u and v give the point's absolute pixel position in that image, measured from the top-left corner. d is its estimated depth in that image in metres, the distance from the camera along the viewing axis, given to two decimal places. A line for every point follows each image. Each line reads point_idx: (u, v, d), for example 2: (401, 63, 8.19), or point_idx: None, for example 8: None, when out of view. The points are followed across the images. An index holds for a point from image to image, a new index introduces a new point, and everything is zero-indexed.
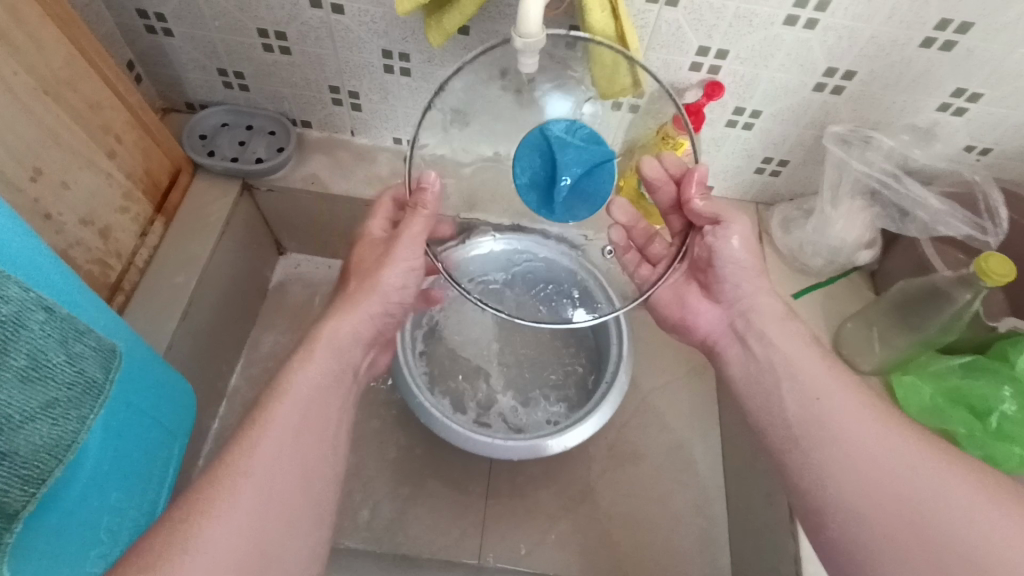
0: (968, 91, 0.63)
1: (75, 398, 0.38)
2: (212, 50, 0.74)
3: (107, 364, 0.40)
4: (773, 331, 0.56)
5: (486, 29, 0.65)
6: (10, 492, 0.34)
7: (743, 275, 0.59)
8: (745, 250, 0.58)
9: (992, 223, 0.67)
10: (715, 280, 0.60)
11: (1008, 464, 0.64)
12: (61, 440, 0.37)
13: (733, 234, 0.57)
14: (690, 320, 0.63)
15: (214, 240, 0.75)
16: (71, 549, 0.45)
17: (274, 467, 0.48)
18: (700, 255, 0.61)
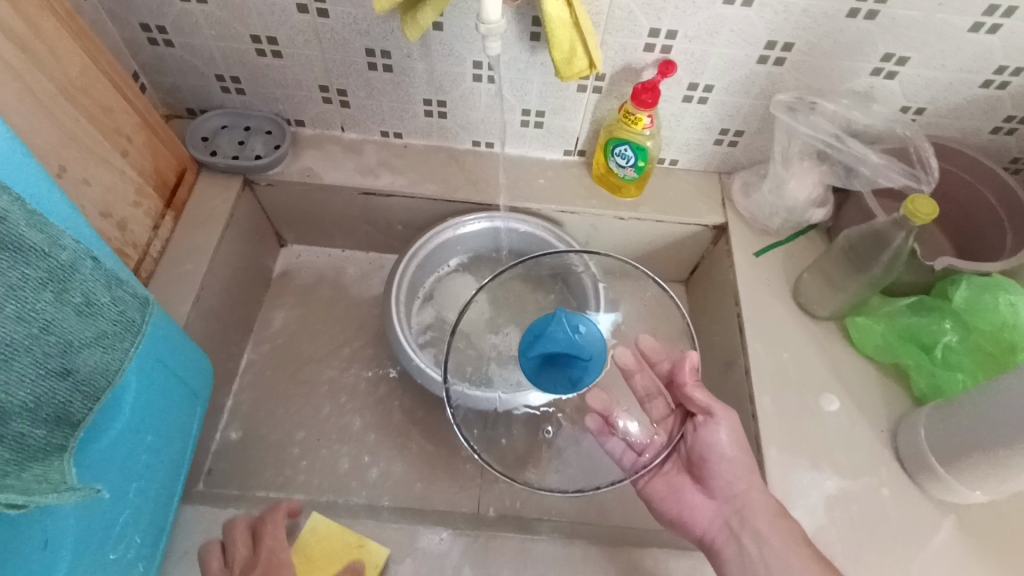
0: (896, 55, 0.70)
1: (120, 333, 0.45)
2: (209, 57, 0.81)
3: (144, 309, 0.47)
4: (765, 529, 0.62)
5: (457, 23, 0.72)
6: (73, 402, 0.41)
7: (731, 469, 0.64)
8: (731, 445, 0.65)
9: (924, 172, 0.74)
10: (705, 469, 0.66)
11: (952, 388, 0.70)
12: (111, 365, 0.44)
13: (721, 428, 0.64)
14: (687, 517, 0.67)
15: (219, 231, 0.82)
16: (116, 476, 0.52)
17: None
18: (693, 448, 0.67)
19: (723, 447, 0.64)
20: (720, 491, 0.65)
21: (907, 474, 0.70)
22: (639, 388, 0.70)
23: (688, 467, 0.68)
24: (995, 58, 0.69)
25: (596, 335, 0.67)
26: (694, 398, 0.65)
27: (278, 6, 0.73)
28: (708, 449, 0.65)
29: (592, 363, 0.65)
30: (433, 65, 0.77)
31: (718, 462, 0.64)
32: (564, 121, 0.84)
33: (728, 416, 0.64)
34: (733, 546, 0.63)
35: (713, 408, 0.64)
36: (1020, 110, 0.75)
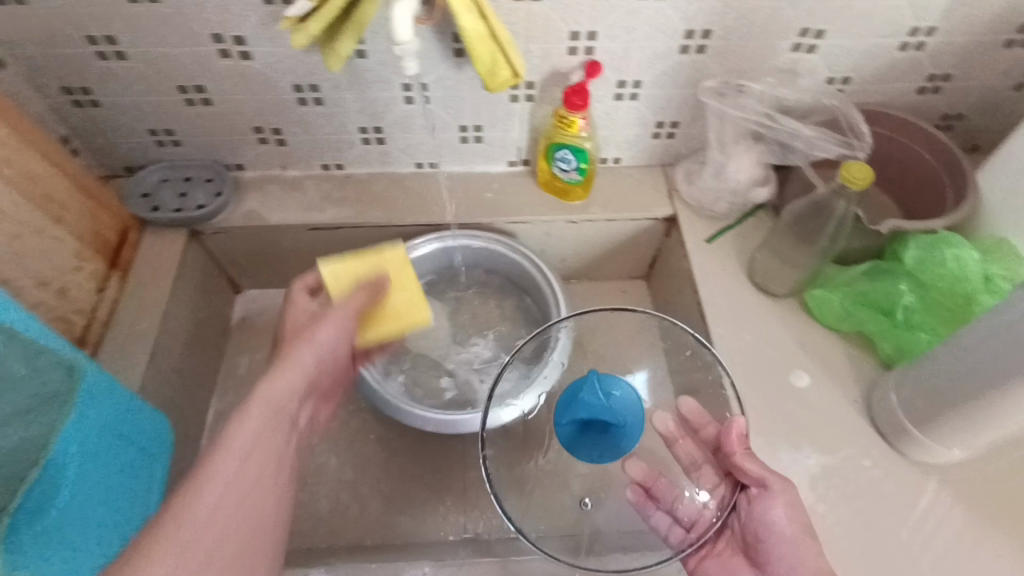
0: (812, 29, 0.71)
1: (45, 400, 0.51)
2: (139, 113, 0.80)
3: (70, 374, 0.54)
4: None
5: (379, 50, 0.72)
6: (14, 468, 0.48)
7: (792, 553, 0.54)
8: (792, 524, 0.55)
9: (858, 140, 0.75)
10: (762, 552, 0.56)
11: (917, 349, 0.71)
12: (36, 440, 0.50)
13: (778, 502, 0.55)
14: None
15: (170, 285, 0.81)
16: (62, 557, 0.53)
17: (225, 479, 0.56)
18: (748, 528, 0.57)
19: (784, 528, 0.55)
20: None
21: (885, 440, 0.70)
22: (687, 453, 0.66)
23: (744, 547, 0.59)
24: (905, 20, 0.71)
25: (629, 401, 0.70)
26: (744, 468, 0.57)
27: (200, 54, 0.73)
28: (762, 528, 0.55)
29: (628, 428, 0.68)
30: (363, 93, 0.78)
31: (777, 548, 0.55)
32: (502, 133, 0.84)
33: (785, 489, 0.55)
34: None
35: (767, 478, 0.56)
36: (939, 67, 0.76)
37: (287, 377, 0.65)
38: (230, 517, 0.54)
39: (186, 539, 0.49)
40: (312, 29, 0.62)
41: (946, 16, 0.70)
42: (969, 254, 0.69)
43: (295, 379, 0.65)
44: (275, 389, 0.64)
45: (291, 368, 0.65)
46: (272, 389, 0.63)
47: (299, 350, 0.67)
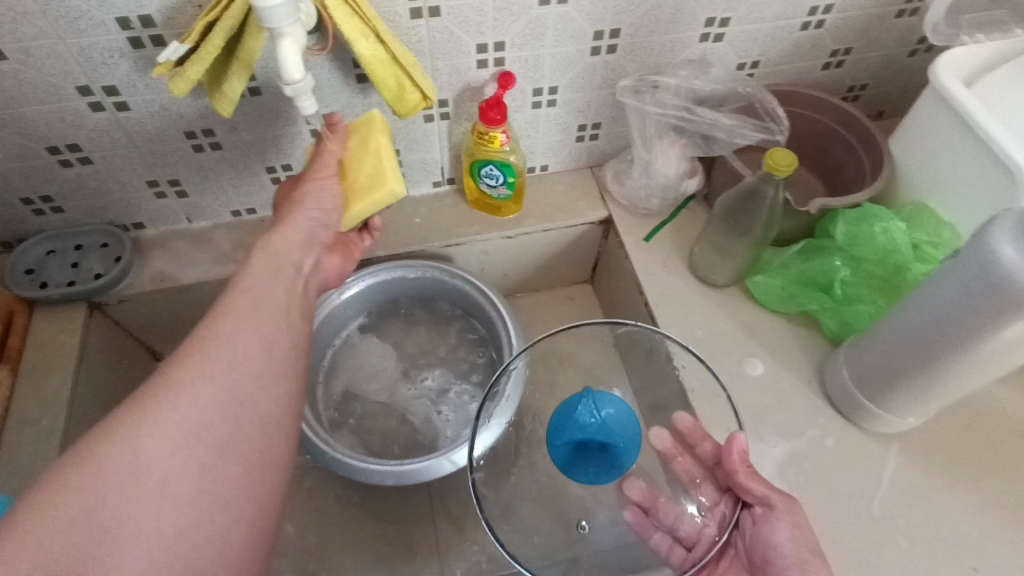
0: (717, 18, 0.71)
1: None
2: (7, 182, 0.71)
3: None
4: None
5: (274, 85, 0.66)
6: None
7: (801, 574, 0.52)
8: (799, 545, 0.53)
9: (776, 124, 0.76)
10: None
11: (859, 321, 0.72)
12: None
13: (784, 522, 0.53)
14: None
15: (73, 370, 0.72)
16: None
17: (207, 399, 0.44)
18: (753, 551, 0.55)
19: (787, 547, 0.53)
20: None
21: (843, 416, 0.71)
22: (685, 471, 0.63)
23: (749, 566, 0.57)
24: (804, 1, 0.72)
25: (623, 412, 0.65)
26: (746, 487, 0.55)
27: (67, 111, 0.65)
28: (768, 550, 0.54)
29: (626, 442, 0.63)
30: (264, 132, 0.72)
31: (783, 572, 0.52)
32: (422, 155, 0.80)
33: (790, 508, 0.54)
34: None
35: (773, 497, 0.54)
36: (840, 43, 0.78)
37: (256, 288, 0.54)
38: (205, 451, 0.43)
39: (119, 471, 0.39)
40: (192, 73, 0.56)
41: None
42: (896, 225, 0.70)
43: (267, 296, 0.54)
44: (275, 321, 0.52)
45: (263, 285, 0.55)
46: (240, 303, 0.52)
47: (265, 267, 0.57)
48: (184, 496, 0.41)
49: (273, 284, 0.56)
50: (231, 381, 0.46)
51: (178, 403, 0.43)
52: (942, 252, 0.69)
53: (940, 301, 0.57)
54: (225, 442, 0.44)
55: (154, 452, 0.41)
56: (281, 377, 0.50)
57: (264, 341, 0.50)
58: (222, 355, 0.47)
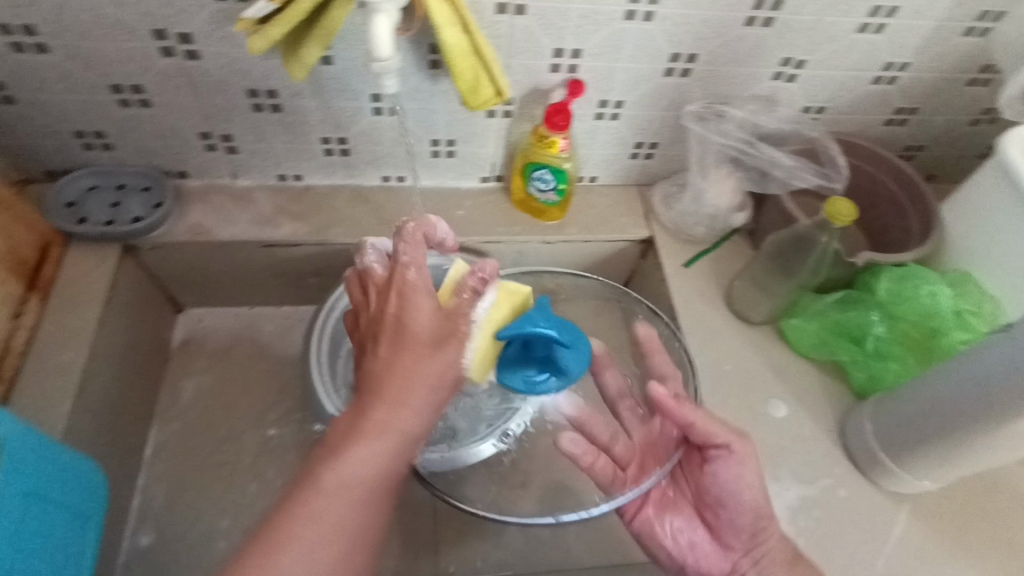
0: (794, 59, 0.71)
1: None
2: (63, 113, 0.70)
3: None
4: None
5: (348, 57, 0.66)
6: None
7: (748, 512, 0.57)
8: (748, 483, 0.57)
9: (836, 172, 0.75)
10: (720, 509, 0.58)
11: (888, 378, 0.72)
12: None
13: (736, 463, 0.56)
14: (698, 564, 0.60)
15: (100, 308, 0.71)
16: None
17: (316, 544, 0.44)
18: (706, 487, 0.58)
19: (744, 492, 0.56)
20: (735, 538, 0.58)
21: (858, 470, 0.71)
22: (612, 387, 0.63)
23: (693, 499, 0.61)
24: (881, 55, 0.72)
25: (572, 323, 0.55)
26: (708, 433, 0.55)
27: (138, 51, 0.65)
28: (720, 489, 0.57)
29: (574, 345, 0.54)
30: (327, 102, 0.71)
31: (737, 510, 0.57)
32: (477, 149, 0.79)
33: (747, 451, 0.56)
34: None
35: (733, 442, 0.55)
36: (907, 101, 0.78)
37: (371, 448, 0.47)
38: None
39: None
40: (274, 34, 0.55)
41: (919, 53, 0.72)
42: (942, 290, 0.70)
43: (384, 446, 0.47)
44: (382, 470, 0.47)
45: (375, 436, 0.47)
46: (354, 466, 0.46)
47: (377, 409, 0.48)
48: None
49: (381, 430, 0.48)
50: (336, 521, 0.45)
51: (289, 542, 0.44)
52: (985, 325, 0.70)
53: (981, 373, 0.57)
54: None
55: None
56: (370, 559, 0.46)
57: (346, 488, 0.46)
58: (336, 487, 0.45)
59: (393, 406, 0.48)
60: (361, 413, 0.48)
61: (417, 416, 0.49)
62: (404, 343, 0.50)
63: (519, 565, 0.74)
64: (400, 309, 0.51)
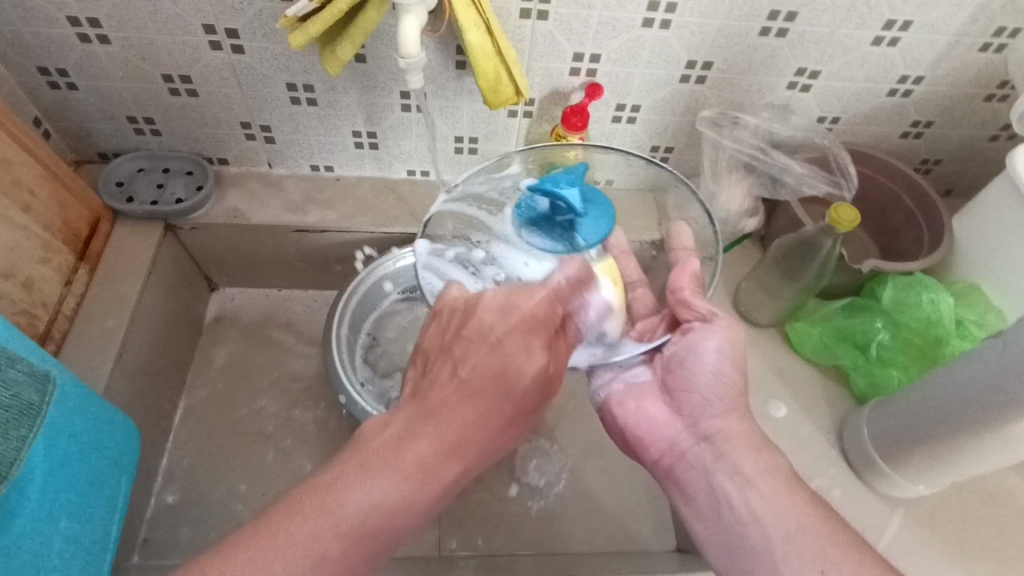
0: (808, 69, 0.73)
1: (14, 419, 0.46)
2: (119, 100, 0.77)
3: (41, 389, 0.49)
4: (743, 459, 0.56)
5: (381, 55, 0.71)
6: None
7: (712, 385, 0.60)
8: (718, 358, 0.60)
9: (845, 180, 0.78)
10: (679, 372, 0.62)
11: (889, 385, 0.74)
12: (4, 457, 0.44)
13: (715, 337, 0.60)
14: (646, 430, 0.63)
15: (142, 280, 0.77)
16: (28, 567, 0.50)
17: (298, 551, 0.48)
18: (674, 353, 0.62)
19: (711, 358, 0.60)
20: (689, 411, 0.61)
21: (854, 470, 0.72)
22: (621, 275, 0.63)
23: (659, 379, 0.64)
24: (895, 68, 0.73)
25: (604, 203, 0.59)
26: (692, 301, 0.61)
27: (189, 45, 0.70)
28: (690, 355, 0.61)
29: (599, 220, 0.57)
30: (359, 97, 0.76)
31: (701, 373, 0.60)
32: (498, 147, 0.83)
33: (727, 326, 0.60)
34: (700, 476, 0.58)
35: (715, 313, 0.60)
36: (923, 114, 0.79)
37: (381, 485, 0.52)
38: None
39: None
40: (312, 30, 0.59)
41: (933, 67, 0.73)
42: (944, 299, 0.71)
43: (402, 483, 0.52)
44: (402, 506, 0.52)
45: (407, 477, 0.52)
46: (384, 491, 0.52)
47: (415, 448, 0.53)
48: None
49: (416, 474, 0.53)
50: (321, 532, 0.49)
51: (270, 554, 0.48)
52: (985, 332, 0.72)
53: (979, 371, 0.58)
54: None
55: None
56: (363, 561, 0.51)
57: (354, 531, 0.50)
58: (356, 496, 0.51)
59: (408, 467, 0.52)
60: (399, 441, 0.54)
61: (460, 470, 0.54)
62: (485, 371, 0.55)
63: (520, 545, 0.76)
64: (507, 359, 0.55)
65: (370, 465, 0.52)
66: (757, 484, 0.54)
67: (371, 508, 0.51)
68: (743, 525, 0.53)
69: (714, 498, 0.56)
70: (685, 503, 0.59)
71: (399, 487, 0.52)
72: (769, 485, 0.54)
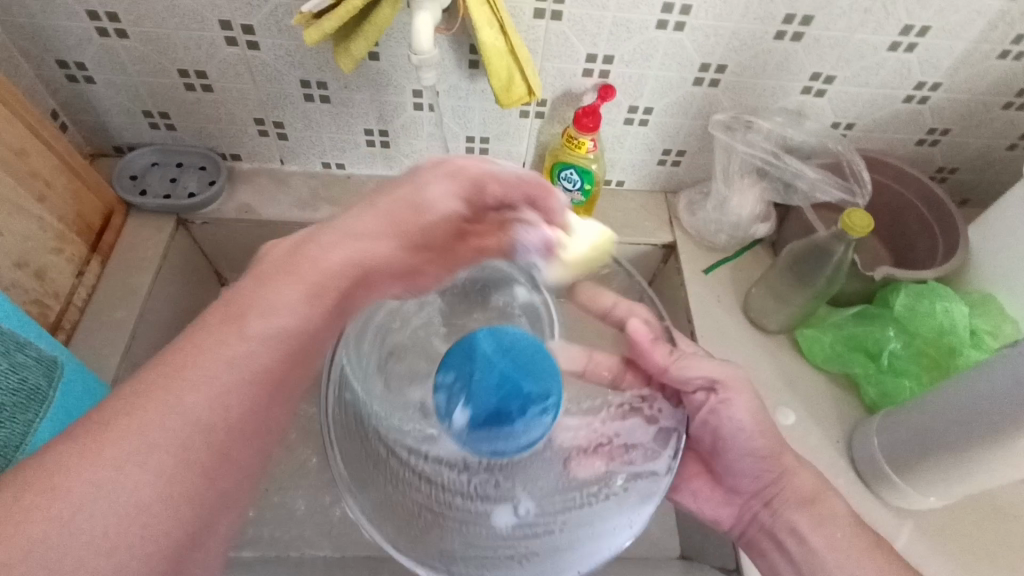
0: (823, 74, 0.73)
1: (19, 403, 0.47)
2: (135, 94, 0.77)
3: (49, 374, 0.50)
4: (800, 520, 0.57)
5: (394, 53, 0.71)
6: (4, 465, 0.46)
7: (755, 453, 0.58)
8: (748, 417, 0.59)
9: (859, 186, 0.77)
10: (718, 456, 0.61)
11: (900, 395, 0.72)
12: (10, 441, 0.46)
13: (735, 401, 0.59)
14: (707, 512, 0.63)
15: (153, 274, 0.78)
16: None
17: (206, 391, 0.38)
18: (703, 437, 0.61)
19: (739, 436, 0.58)
20: (744, 485, 0.60)
21: (864, 482, 0.71)
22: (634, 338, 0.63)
23: (701, 456, 0.64)
24: (912, 75, 0.73)
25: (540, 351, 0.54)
26: (685, 370, 0.60)
27: (205, 40, 0.71)
28: (716, 433, 0.60)
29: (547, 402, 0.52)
30: (372, 95, 0.76)
31: (734, 449, 0.59)
32: (509, 147, 0.83)
33: (737, 391, 0.59)
34: (772, 546, 0.58)
35: (715, 377, 0.60)
36: (939, 122, 0.78)
37: (291, 297, 0.43)
38: (179, 466, 0.36)
39: (83, 487, 0.34)
40: (326, 27, 0.59)
41: (951, 73, 0.72)
42: (958, 307, 0.71)
43: (301, 304, 0.43)
44: (304, 328, 0.43)
45: (326, 316, 0.45)
46: (284, 295, 0.43)
47: (310, 247, 0.46)
48: (140, 500, 0.35)
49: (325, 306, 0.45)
50: (228, 382, 0.39)
51: (142, 420, 0.36)
52: (998, 342, 0.70)
53: (990, 384, 0.58)
54: (192, 438, 0.37)
55: (135, 472, 0.35)
56: (286, 374, 0.42)
57: (242, 371, 0.39)
58: (226, 361, 0.39)
59: (310, 287, 0.44)
60: (300, 249, 0.45)
61: (387, 255, 0.48)
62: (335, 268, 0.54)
63: None
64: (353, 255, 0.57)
65: (268, 274, 0.43)
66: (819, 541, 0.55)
67: (274, 331, 0.41)
68: (812, 569, 0.55)
69: (780, 553, 0.58)
70: (758, 557, 0.60)
71: (314, 313, 0.44)
72: (818, 530, 0.56)
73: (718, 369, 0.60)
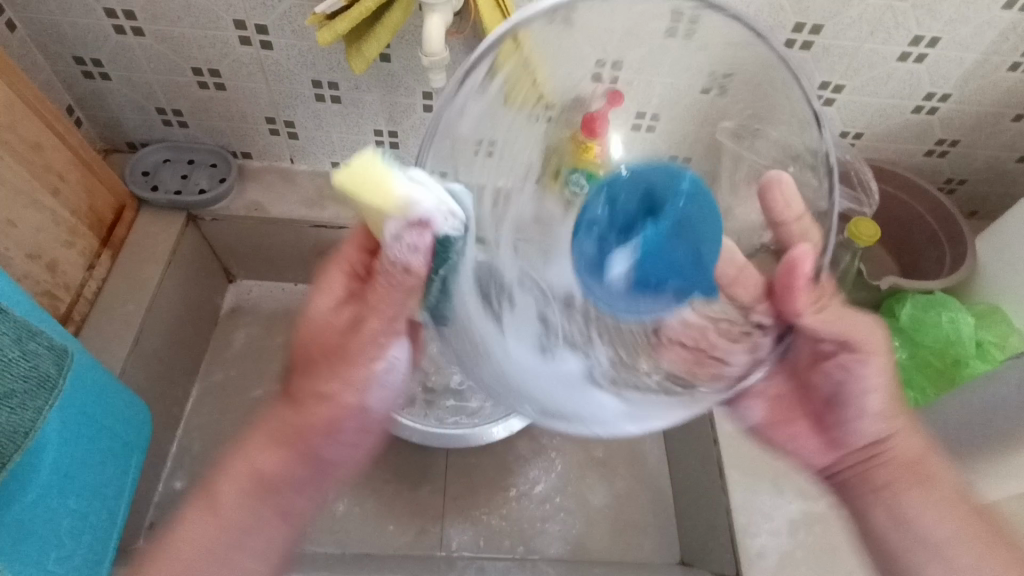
0: (832, 83, 0.73)
1: (30, 390, 0.47)
2: (149, 91, 0.79)
3: (60, 362, 0.50)
4: (917, 511, 0.55)
5: (405, 55, 0.72)
6: (12, 452, 0.45)
7: (872, 401, 0.57)
8: (878, 375, 0.57)
9: (866, 195, 0.77)
10: (835, 397, 0.59)
11: (903, 405, 0.72)
12: (20, 427, 0.46)
13: (868, 355, 0.57)
14: (801, 455, 0.61)
15: (162, 268, 0.79)
16: (36, 539, 0.52)
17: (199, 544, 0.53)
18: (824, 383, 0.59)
19: (869, 394, 0.57)
20: (842, 439, 0.59)
21: None
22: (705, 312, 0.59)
23: (796, 384, 0.62)
24: (921, 85, 0.73)
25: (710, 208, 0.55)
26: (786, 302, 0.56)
27: (219, 39, 0.72)
28: (838, 383, 0.58)
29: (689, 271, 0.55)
30: (382, 97, 0.77)
31: (860, 389, 0.57)
32: None
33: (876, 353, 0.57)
34: (868, 496, 0.57)
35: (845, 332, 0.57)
36: (948, 133, 0.78)
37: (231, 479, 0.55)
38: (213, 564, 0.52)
39: None
40: (339, 28, 0.60)
41: (961, 85, 0.72)
42: (963, 318, 0.71)
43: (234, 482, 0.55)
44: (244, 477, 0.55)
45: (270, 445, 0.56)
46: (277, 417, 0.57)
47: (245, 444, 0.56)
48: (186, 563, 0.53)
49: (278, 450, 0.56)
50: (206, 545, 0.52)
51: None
52: (1005, 354, 0.69)
53: (995, 394, 0.58)
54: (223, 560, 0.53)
55: None
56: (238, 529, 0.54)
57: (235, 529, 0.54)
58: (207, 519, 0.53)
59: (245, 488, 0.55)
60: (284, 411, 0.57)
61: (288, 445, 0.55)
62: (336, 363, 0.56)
63: (522, 548, 0.76)
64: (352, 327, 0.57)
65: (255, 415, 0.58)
66: (921, 514, 0.55)
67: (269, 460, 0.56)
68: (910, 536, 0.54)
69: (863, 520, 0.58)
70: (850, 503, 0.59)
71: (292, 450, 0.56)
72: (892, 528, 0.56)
73: (842, 325, 0.57)
